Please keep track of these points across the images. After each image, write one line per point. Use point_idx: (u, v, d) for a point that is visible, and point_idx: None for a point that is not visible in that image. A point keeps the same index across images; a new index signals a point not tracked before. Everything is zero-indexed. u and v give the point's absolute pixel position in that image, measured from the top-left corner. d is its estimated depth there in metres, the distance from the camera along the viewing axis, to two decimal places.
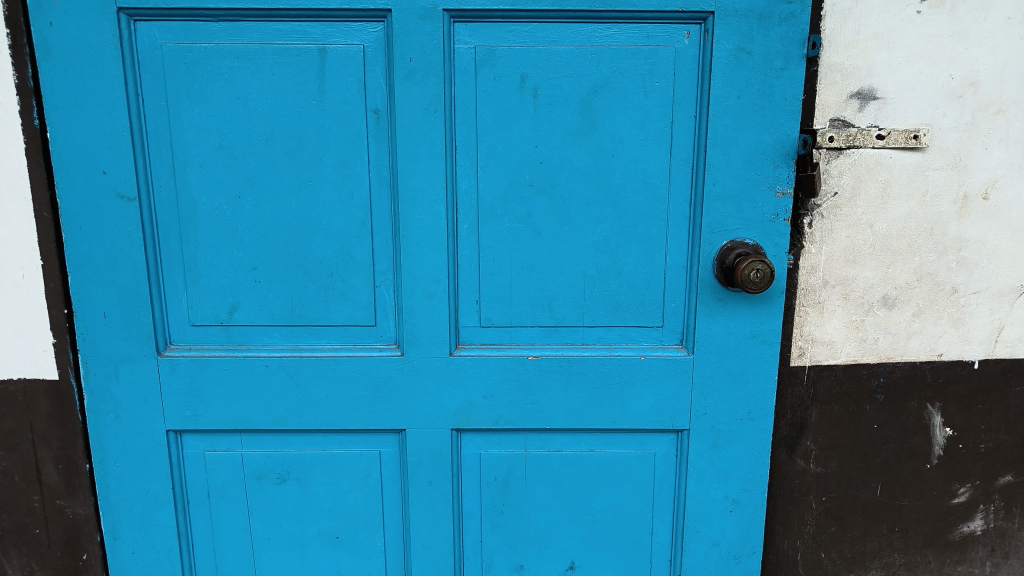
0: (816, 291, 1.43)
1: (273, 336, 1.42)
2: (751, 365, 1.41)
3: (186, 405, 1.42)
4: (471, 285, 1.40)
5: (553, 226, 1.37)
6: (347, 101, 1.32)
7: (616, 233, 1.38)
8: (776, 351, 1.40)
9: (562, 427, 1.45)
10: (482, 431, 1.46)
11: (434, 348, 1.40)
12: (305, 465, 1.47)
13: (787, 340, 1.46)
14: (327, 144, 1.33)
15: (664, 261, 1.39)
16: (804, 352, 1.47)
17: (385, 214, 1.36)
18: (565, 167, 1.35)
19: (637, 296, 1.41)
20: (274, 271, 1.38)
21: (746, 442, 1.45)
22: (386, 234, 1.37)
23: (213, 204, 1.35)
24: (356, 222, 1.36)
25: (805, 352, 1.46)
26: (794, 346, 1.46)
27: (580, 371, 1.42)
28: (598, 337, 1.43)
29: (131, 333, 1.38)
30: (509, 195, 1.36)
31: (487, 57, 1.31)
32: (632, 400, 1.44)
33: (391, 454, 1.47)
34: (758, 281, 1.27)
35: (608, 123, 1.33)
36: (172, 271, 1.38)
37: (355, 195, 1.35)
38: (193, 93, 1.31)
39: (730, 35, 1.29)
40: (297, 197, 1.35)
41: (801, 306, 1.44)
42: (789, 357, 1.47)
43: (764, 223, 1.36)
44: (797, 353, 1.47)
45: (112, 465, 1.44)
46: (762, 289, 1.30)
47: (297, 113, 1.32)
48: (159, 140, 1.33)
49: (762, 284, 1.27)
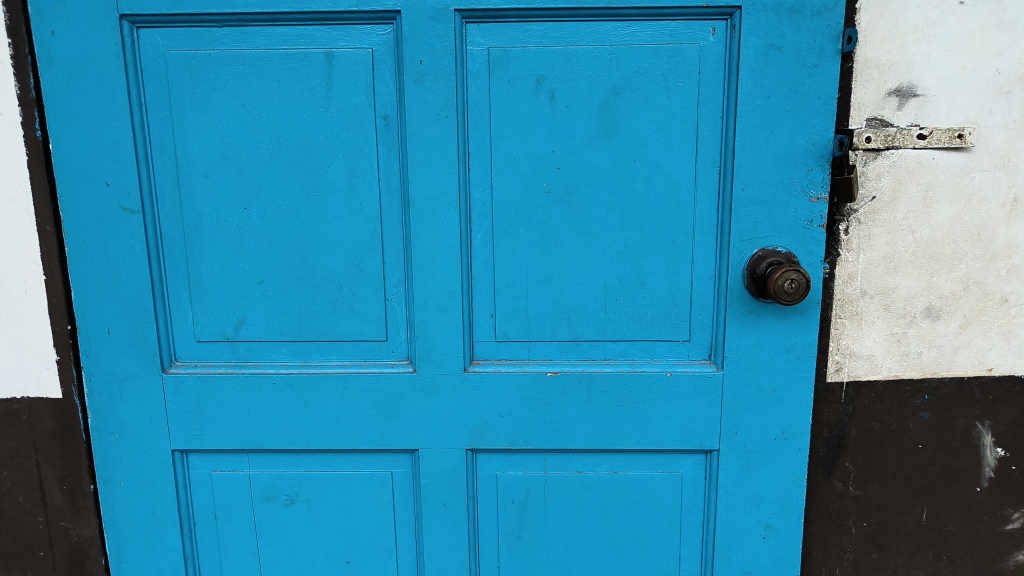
0: (853, 302, 1.34)
1: (281, 352, 1.36)
2: (785, 381, 1.33)
3: (192, 424, 1.37)
4: (485, 298, 1.33)
5: (572, 235, 1.30)
6: (355, 106, 1.27)
7: (639, 242, 1.30)
8: (811, 366, 1.31)
9: (583, 447, 1.37)
10: (498, 451, 1.39)
11: (448, 365, 1.34)
12: (314, 486, 1.41)
13: (823, 354, 1.38)
14: (335, 152, 1.28)
15: (690, 271, 1.32)
16: (841, 367, 1.38)
17: (396, 224, 1.31)
18: (584, 173, 1.28)
19: (662, 309, 1.33)
20: (281, 285, 1.33)
21: (780, 464, 1.36)
22: (396, 245, 1.31)
23: (218, 216, 1.31)
24: (366, 233, 1.31)
25: (842, 367, 1.37)
26: (830, 360, 1.37)
27: (601, 389, 1.35)
28: (621, 352, 1.35)
29: (135, 350, 1.34)
30: (525, 203, 1.29)
31: (501, 58, 1.25)
32: (657, 419, 1.36)
33: (404, 475, 1.41)
34: (793, 292, 1.19)
35: (628, 125, 1.26)
36: (176, 285, 1.34)
37: (364, 204, 1.30)
38: (198, 102, 1.27)
39: (758, 31, 1.21)
40: (304, 208, 1.30)
41: (838, 318, 1.35)
42: (824, 372, 1.38)
43: (798, 230, 1.27)
44: (833, 368, 1.38)
45: (117, 486, 1.39)
46: (797, 301, 1.22)
47: (304, 121, 1.27)
48: (163, 150, 1.29)
49: (798, 295, 1.19)
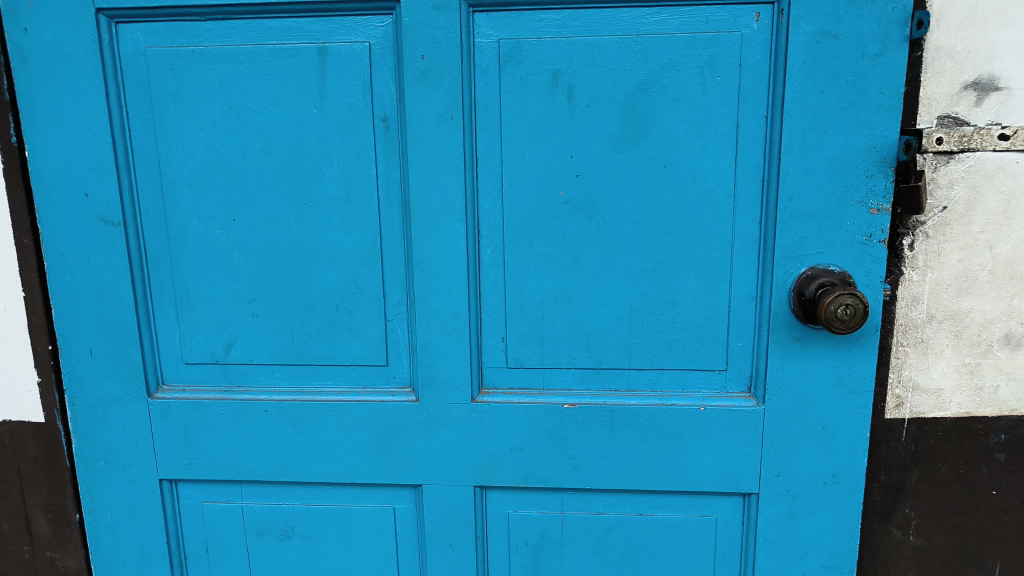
0: (917, 328, 1.17)
1: (274, 376, 1.25)
2: (836, 418, 1.16)
3: (180, 453, 1.27)
4: (496, 320, 1.20)
5: (593, 251, 1.16)
6: (351, 107, 1.13)
7: (669, 258, 1.15)
8: (868, 402, 1.15)
9: (604, 487, 1.23)
10: (510, 488, 1.25)
11: (454, 393, 1.21)
12: (311, 521, 1.30)
13: (881, 386, 1.21)
14: (329, 158, 1.15)
15: (727, 292, 1.16)
16: (903, 401, 1.20)
17: (396, 237, 1.18)
18: (606, 180, 1.13)
19: (695, 334, 1.18)
20: (273, 303, 1.21)
21: (829, 511, 1.20)
22: (397, 261, 1.18)
23: (205, 229, 1.19)
24: (363, 248, 1.18)
25: (904, 402, 1.20)
26: (889, 394, 1.20)
27: (624, 423, 1.20)
28: (648, 382, 1.20)
29: (119, 372, 1.24)
30: (539, 215, 1.15)
31: (513, 51, 1.10)
32: (688, 458, 1.20)
33: (407, 511, 1.28)
34: (847, 319, 1.03)
35: (658, 126, 1.10)
36: (162, 303, 1.23)
37: (362, 216, 1.17)
38: (181, 104, 1.15)
39: (811, 16, 1.04)
40: (297, 220, 1.18)
41: (900, 346, 1.18)
42: (883, 407, 1.21)
43: (854, 246, 1.11)
44: (893, 402, 1.21)
45: (104, 516, 1.30)
46: (852, 329, 1.05)
47: (295, 124, 1.15)
48: (146, 158, 1.18)
49: (855, 322, 1.03)
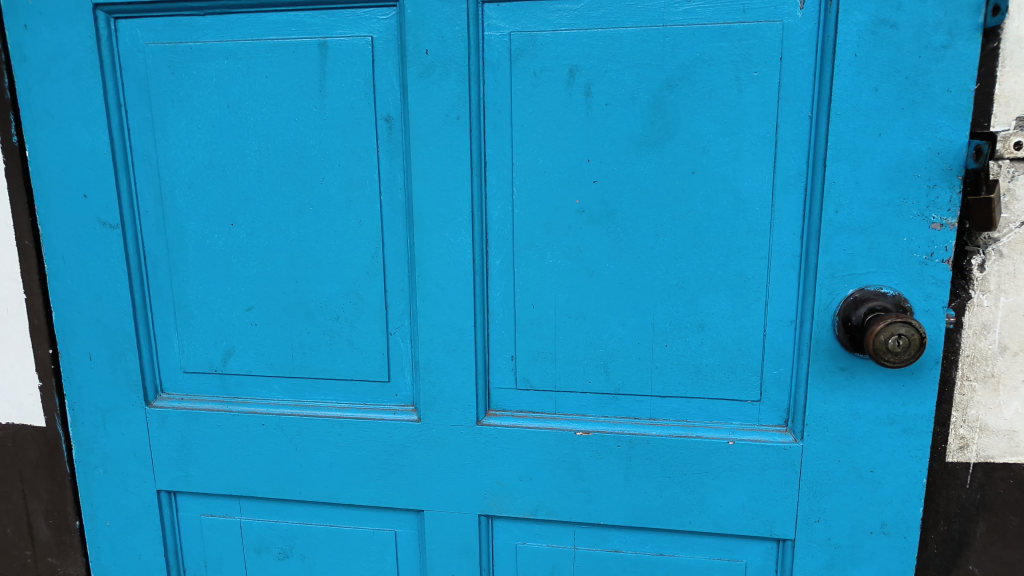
0: (985, 361, 1.02)
1: (273, 389, 1.19)
2: (886, 460, 1.02)
3: (177, 464, 1.22)
4: (505, 337, 1.10)
5: (611, 265, 1.05)
6: (352, 106, 1.06)
7: (696, 275, 1.03)
8: (924, 443, 1.00)
9: (620, 523, 1.12)
10: (518, 519, 1.16)
11: (458, 415, 1.12)
12: (310, 541, 1.24)
13: (942, 425, 1.06)
14: (330, 161, 1.08)
15: (762, 313, 1.03)
16: (967, 443, 1.06)
17: (399, 246, 1.09)
18: (627, 187, 1.02)
19: (725, 359, 1.05)
20: (271, 313, 1.15)
21: (876, 564, 1.06)
22: (400, 271, 1.10)
23: (203, 232, 1.14)
24: (364, 256, 1.10)
25: (969, 443, 1.05)
26: (952, 434, 1.06)
27: (643, 456, 1.09)
28: (671, 411, 1.09)
29: (118, 379, 1.20)
30: (553, 224, 1.05)
31: (525, 45, 1.00)
32: (715, 496, 1.08)
33: (409, 537, 1.20)
34: (899, 351, 0.90)
35: (686, 128, 0.99)
36: (161, 309, 1.18)
37: (363, 222, 1.09)
38: (179, 102, 1.10)
39: (865, 2, 0.91)
40: (296, 225, 1.11)
41: (965, 381, 1.03)
42: (943, 448, 1.07)
43: (910, 266, 0.97)
44: (956, 444, 1.06)
45: (103, 525, 1.27)
46: (903, 364, 0.92)
47: (295, 124, 1.08)
48: (144, 158, 1.13)
49: (911, 354, 0.90)
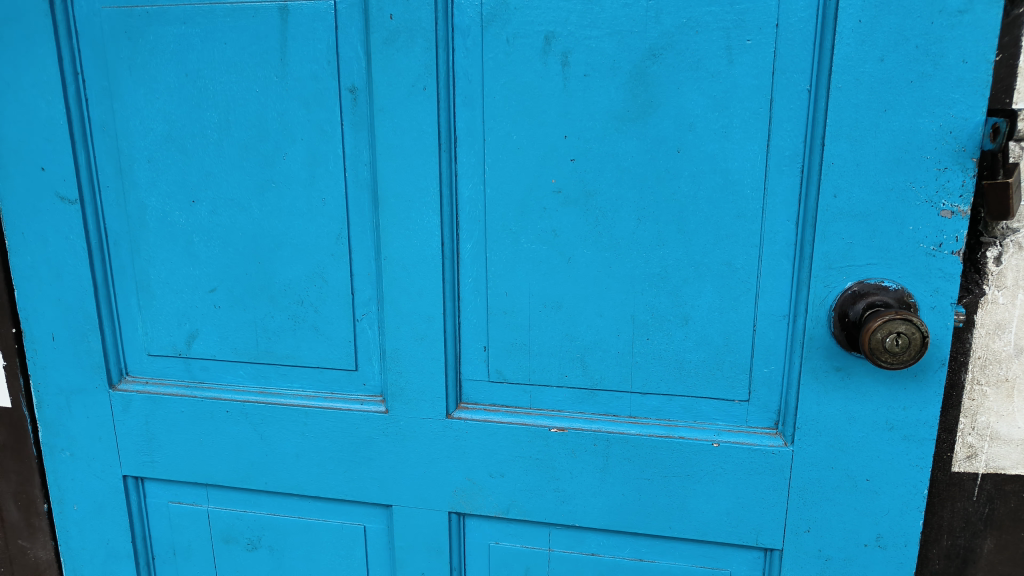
0: (999, 363, 0.94)
1: (238, 374, 1.14)
2: (883, 468, 0.96)
3: (142, 449, 1.18)
4: (476, 326, 1.03)
5: (590, 251, 0.97)
6: (315, 76, 0.99)
7: (680, 263, 0.95)
8: (926, 452, 0.94)
9: (597, 525, 1.06)
10: (490, 517, 1.10)
11: (427, 408, 1.06)
12: (278, 532, 1.19)
13: (949, 432, 0.99)
14: (293, 134, 1.01)
15: (751, 306, 0.95)
16: (976, 453, 0.99)
17: (365, 226, 1.02)
18: (607, 167, 0.94)
19: (710, 355, 0.98)
20: (234, 295, 1.09)
21: None
22: (367, 254, 1.03)
23: (164, 209, 1.08)
24: (329, 237, 1.04)
25: (977, 453, 0.99)
26: (959, 442, 0.99)
27: (621, 456, 1.02)
28: (652, 409, 1.02)
29: (81, 360, 1.16)
30: (527, 205, 0.97)
31: (498, 10, 0.92)
32: (698, 501, 1.02)
33: (378, 532, 1.15)
34: (897, 352, 0.82)
35: (670, 102, 0.90)
36: (124, 289, 1.14)
37: (327, 201, 1.03)
38: (137, 70, 1.04)
39: None
40: (259, 203, 1.05)
41: (976, 385, 0.96)
42: (949, 456, 1.00)
43: (915, 258, 0.88)
44: (964, 453, 0.99)
45: (71, 508, 1.24)
46: (901, 367, 0.85)
47: (256, 94, 1.01)
48: (103, 130, 1.08)
49: (911, 354, 0.83)
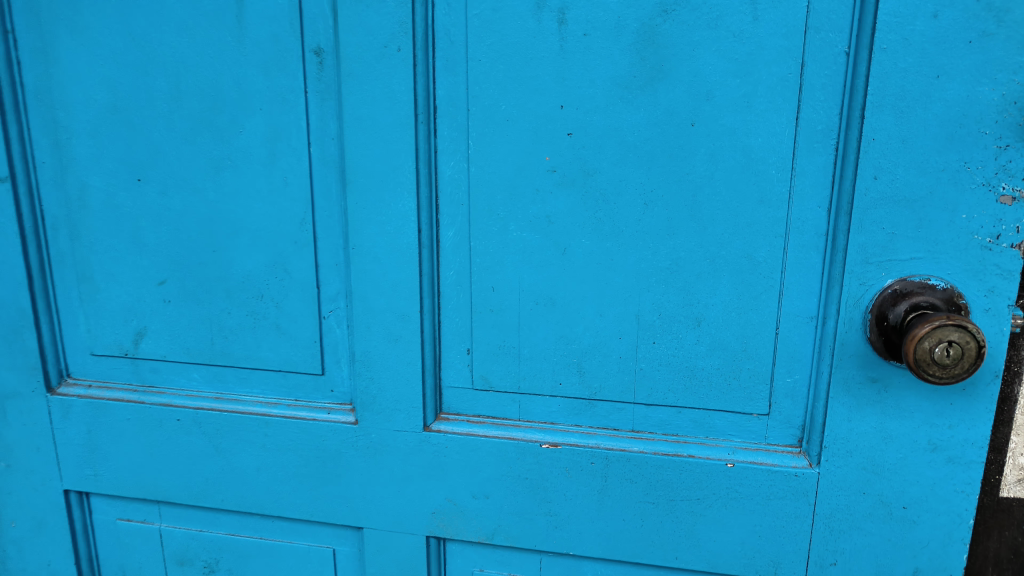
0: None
1: (191, 377, 1.01)
2: (923, 495, 0.84)
3: (85, 461, 1.06)
4: (459, 326, 0.90)
5: (588, 241, 0.84)
6: (275, 37, 0.86)
7: (693, 256, 0.83)
8: (974, 476, 0.82)
9: (594, 554, 0.93)
10: (474, 543, 0.97)
11: (402, 419, 0.93)
12: (237, 555, 1.06)
13: (998, 451, 0.88)
14: (250, 104, 0.89)
15: (774, 306, 0.83)
16: None
17: (331, 210, 0.90)
18: (609, 143, 0.81)
19: (726, 362, 0.85)
20: (186, 287, 0.97)
21: None
22: (334, 242, 0.91)
23: (106, 189, 0.96)
24: (291, 223, 0.91)
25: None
26: (1010, 464, 0.88)
27: (621, 475, 0.90)
28: (658, 422, 0.90)
29: (15, 360, 1.03)
30: (517, 187, 0.84)
31: None
32: (709, 528, 0.89)
33: (348, 557, 1.02)
34: (946, 365, 0.71)
35: (683, 67, 0.78)
36: (64, 280, 1.01)
37: (290, 181, 0.90)
38: (75, 30, 0.91)
39: None
40: (212, 182, 0.92)
41: None
42: (999, 480, 0.89)
43: (968, 252, 0.76)
44: (1015, 476, 0.88)
45: (7, 525, 1.11)
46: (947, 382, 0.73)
47: (209, 58, 0.89)
48: (38, 99, 0.95)
49: (964, 365, 0.71)
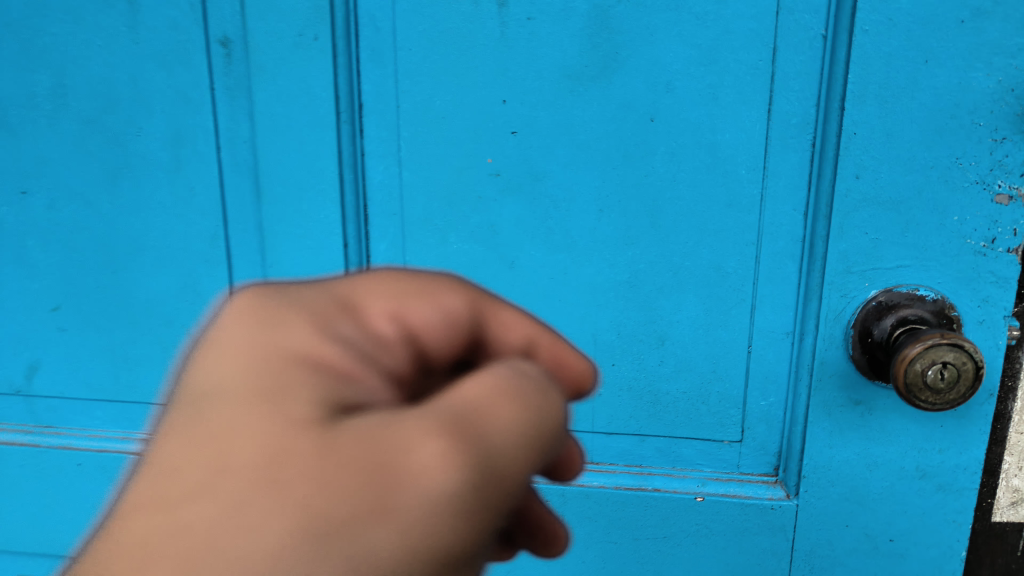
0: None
1: (93, 415, 0.89)
2: (911, 526, 0.76)
3: None
4: None
5: (538, 252, 0.74)
6: (174, 24, 0.75)
7: (656, 268, 0.73)
8: (966, 505, 0.74)
9: None
10: None
11: None
12: None
13: (990, 473, 0.81)
14: (148, 103, 0.77)
15: (746, 322, 0.74)
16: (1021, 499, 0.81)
17: (245, 223, 0.78)
18: (559, 141, 0.71)
19: (695, 385, 0.77)
20: (82, 314, 0.84)
21: None
22: (250, 258, 0.79)
23: None
24: (201, 238, 0.79)
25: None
26: (1002, 487, 0.80)
27: (580, 513, 0.82)
28: (620, 452, 0.81)
29: None
30: (456, 194, 0.74)
31: None
32: (676, 569, 0.82)
33: None
34: (939, 390, 0.63)
35: (641, 54, 0.68)
36: None
37: (197, 191, 0.78)
38: None
39: None
40: (108, 193, 0.80)
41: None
42: (990, 503, 0.81)
43: (959, 259, 0.68)
44: (1008, 499, 0.81)
45: None
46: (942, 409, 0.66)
47: (99, 49, 0.77)
48: None
49: (960, 390, 0.64)
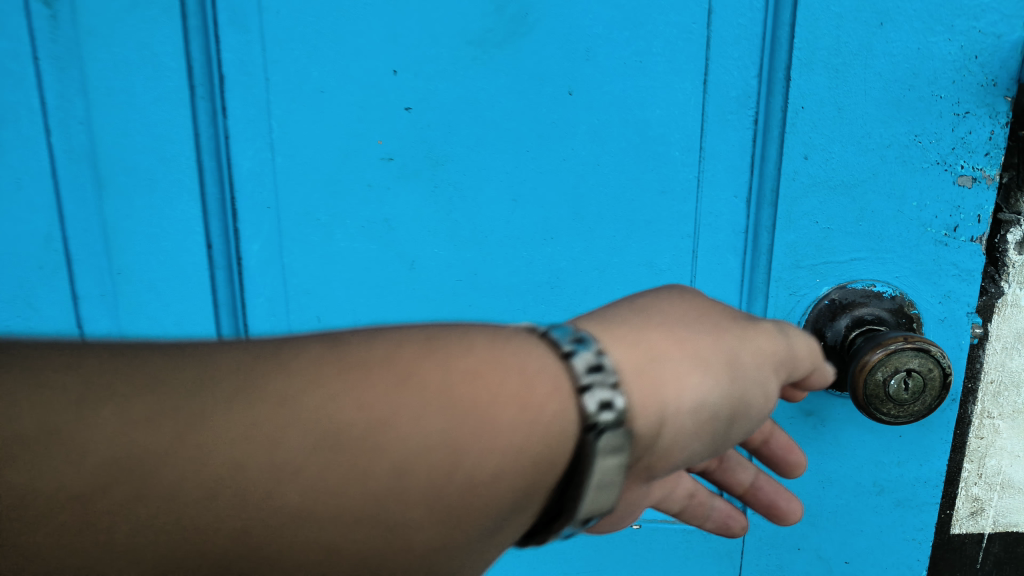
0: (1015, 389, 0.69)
1: None
2: (867, 546, 0.69)
3: None
4: None
5: (441, 250, 0.63)
6: None
7: (579, 266, 0.63)
8: (926, 522, 0.67)
9: None
10: None
11: None
12: None
13: (949, 481, 0.73)
14: None
15: None
16: (981, 508, 0.74)
17: (85, 220, 0.64)
18: (463, 117, 0.60)
19: None
20: None
21: None
22: (95, 264, 0.65)
23: None
24: (33, 241, 0.65)
25: (985, 508, 0.73)
26: (961, 496, 0.73)
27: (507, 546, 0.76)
28: None
29: None
30: (340, 182, 0.62)
31: None
32: None
33: None
34: (903, 400, 0.57)
35: (555, 14, 0.57)
36: None
37: (24, 183, 0.64)
38: None
39: None
40: None
41: (985, 421, 0.70)
42: (949, 513, 0.74)
43: (919, 249, 0.60)
44: (967, 509, 0.74)
45: None
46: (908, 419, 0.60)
47: None
48: None
49: (925, 401, 0.57)
